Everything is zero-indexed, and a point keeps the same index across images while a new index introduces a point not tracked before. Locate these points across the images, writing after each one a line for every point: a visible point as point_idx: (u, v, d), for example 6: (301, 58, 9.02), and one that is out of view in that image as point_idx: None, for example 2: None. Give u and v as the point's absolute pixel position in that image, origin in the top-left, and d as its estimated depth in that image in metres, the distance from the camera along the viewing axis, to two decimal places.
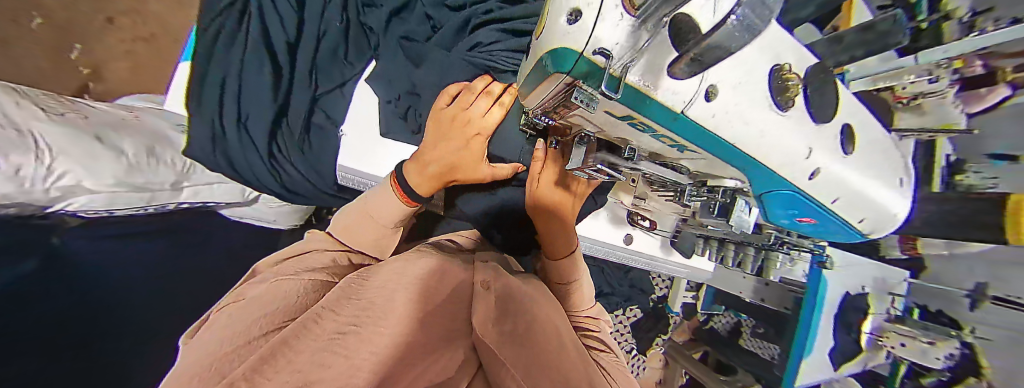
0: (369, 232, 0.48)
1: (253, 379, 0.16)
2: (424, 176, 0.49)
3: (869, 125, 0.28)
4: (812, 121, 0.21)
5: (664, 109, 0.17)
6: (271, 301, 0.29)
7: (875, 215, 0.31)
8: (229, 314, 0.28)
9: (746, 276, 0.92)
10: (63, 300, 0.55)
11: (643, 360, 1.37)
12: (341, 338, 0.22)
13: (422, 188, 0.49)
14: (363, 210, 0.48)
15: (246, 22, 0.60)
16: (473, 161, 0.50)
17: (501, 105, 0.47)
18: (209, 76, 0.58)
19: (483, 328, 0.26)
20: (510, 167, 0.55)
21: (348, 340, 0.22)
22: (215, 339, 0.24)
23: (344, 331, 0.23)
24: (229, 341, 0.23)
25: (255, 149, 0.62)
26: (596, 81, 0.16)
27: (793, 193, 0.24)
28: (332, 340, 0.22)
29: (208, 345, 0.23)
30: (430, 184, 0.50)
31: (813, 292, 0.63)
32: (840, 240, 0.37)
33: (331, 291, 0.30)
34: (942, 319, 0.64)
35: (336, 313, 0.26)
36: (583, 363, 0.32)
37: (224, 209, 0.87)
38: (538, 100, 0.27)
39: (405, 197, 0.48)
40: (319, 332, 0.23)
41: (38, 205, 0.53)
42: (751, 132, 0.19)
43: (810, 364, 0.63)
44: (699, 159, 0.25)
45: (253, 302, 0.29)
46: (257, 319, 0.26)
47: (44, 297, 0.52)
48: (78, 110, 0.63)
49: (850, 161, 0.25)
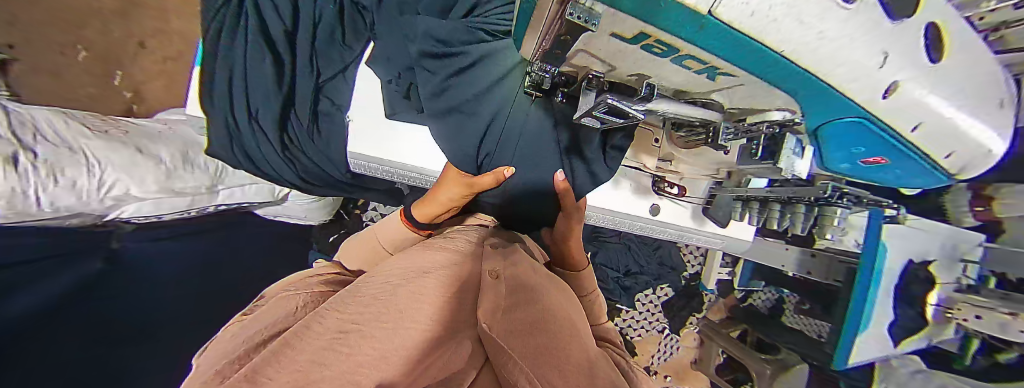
0: (364, 252, 0.50)
1: (252, 379, 0.15)
2: (424, 206, 0.52)
3: (964, 29, 0.22)
4: (892, 16, 0.17)
5: (685, 10, 0.14)
6: (274, 316, 0.28)
7: (969, 147, 0.26)
8: (233, 332, 0.27)
9: (789, 248, 0.85)
10: (131, 296, 0.59)
11: (676, 340, 1.32)
12: (342, 338, 0.20)
13: (420, 214, 0.52)
14: (369, 234, 0.52)
15: (244, 16, 0.61)
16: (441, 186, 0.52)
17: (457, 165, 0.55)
18: (218, 74, 0.61)
19: (489, 319, 0.24)
20: (491, 177, 0.50)
21: (349, 339, 0.20)
22: (230, 342, 0.24)
23: (345, 330, 0.21)
24: (241, 345, 0.22)
25: (268, 142, 0.65)
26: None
27: (855, 116, 0.21)
28: (333, 340, 0.20)
29: (215, 356, 0.22)
30: (426, 212, 0.52)
31: (870, 257, 0.64)
32: (919, 183, 0.31)
33: (335, 297, 0.30)
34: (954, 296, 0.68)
35: (340, 310, 0.25)
36: (600, 354, 0.29)
37: (258, 209, 0.92)
38: (537, 37, 0.25)
39: (406, 221, 0.52)
40: (322, 332, 0.22)
41: (97, 213, 0.58)
42: (806, 36, 0.15)
43: (866, 339, 0.66)
44: (736, 85, 0.23)
45: (253, 321, 0.28)
46: (261, 330, 0.25)
47: (110, 295, 0.56)
48: (120, 125, 0.68)
49: (939, 71, 0.21)
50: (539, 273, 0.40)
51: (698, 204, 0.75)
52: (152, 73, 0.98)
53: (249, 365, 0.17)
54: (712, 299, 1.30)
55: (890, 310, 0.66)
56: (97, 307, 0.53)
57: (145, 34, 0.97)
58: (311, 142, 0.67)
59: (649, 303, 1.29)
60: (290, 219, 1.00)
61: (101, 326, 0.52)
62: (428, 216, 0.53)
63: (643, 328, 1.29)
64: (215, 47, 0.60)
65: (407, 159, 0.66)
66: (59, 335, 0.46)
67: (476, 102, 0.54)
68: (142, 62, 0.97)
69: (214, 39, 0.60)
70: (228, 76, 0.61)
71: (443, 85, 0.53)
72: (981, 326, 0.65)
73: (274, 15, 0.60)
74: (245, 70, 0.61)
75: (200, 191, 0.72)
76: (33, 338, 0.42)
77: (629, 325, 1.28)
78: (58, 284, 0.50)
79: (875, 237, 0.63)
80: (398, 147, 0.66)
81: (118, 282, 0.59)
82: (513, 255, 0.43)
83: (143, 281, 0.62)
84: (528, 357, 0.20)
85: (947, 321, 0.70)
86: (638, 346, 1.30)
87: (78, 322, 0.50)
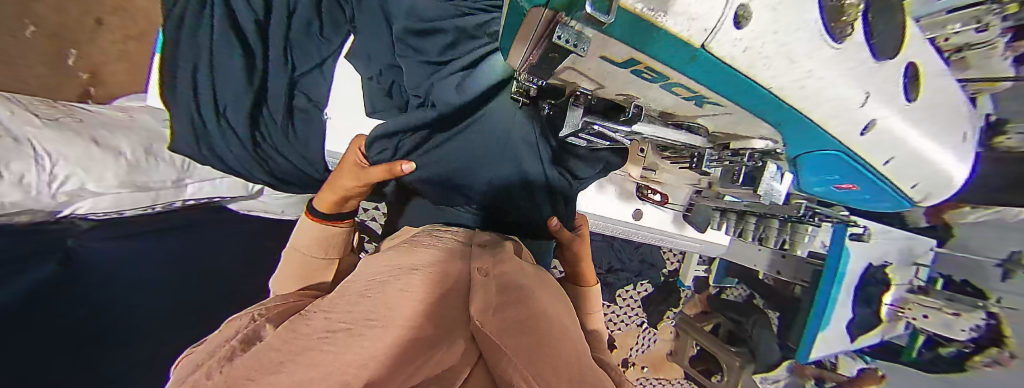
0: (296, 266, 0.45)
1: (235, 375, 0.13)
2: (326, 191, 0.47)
3: (934, 68, 0.24)
4: (870, 58, 0.18)
5: (676, 40, 0.14)
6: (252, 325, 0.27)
7: (931, 178, 0.27)
8: (204, 343, 0.25)
9: (762, 249, 0.89)
10: (93, 297, 0.55)
11: (654, 333, 1.37)
12: (330, 337, 0.19)
13: (322, 203, 0.46)
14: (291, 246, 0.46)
15: (207, 6, 0.56)
16: (345, 166, 0.49)
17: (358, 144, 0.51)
18: (180, 63, 0.56)
19: (481, 317, 0.24)
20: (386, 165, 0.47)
21: (337, 338, 0.19)
22: (201, 348, 0.23)
23: (333, 330, 0.20)
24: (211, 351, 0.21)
25: (238, 137, 0.61)
26: (582, 7, 0.13)
27: (834, 149, 0.22)
28: (321, 340, 0.19)
29: (184, 365, 0.20)
30: (327, 199, 0.46)
31: (833, 259, 0.69)
32: (886, 208, 0.33)
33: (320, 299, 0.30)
34: (909, 298, 0.74)
35: (327, 311, 0.25)
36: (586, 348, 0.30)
37: (232, 203, 0.88)
38: (524, 53, 0.24)
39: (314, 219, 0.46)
40: (310, 332, 0.21)
41: (47, 208, 0.53)
42: (793, 75, 0.16)
43: (827, 338, 0.71)
44: (722, 113, 0.23)
45: (228, 327, 0.27)
46: (227, 338, 0.24)
47: (73, 294, 0.52)
48: (72, 113, 0.62)
49: (911, 109, 0.22)
50: (528, 273, 0.40)
51: (679, 211, 0.77)
52: None
53: (228, 367, 0.15)
54: (687, 295, 1.35)
55: (848, 309, 0.71)
56: (63, 306, 0.50)
57: None
58: (286, 140, 0.64)
59: (629, 298, 1.32)
60: (265, 213, 0.96)
61: (64, 330, 0.48)
62: (331, 206, 0.47)
63: (623, 322, 1.33)
64: (173, 32, 0.55)
65: None
66: (34, 331, 0.44)
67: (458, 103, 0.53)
68: None
69: (172, 26, 0.54)
70: (192, 66, 0.57)
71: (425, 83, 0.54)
72: (928, 324, 0.72)
73: (243, 3, 0.56)
74: (212, 60, 0.57)
75: (166, 185, 0.67)
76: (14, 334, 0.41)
77: (610, 319, 1.31)
78: (25, 278, 0.47)
79: (841, 244, 0.68)
80: None
81: (81, 283, 0.55)
82: (500, 254, 0.43)
83: (103, 281, 0.58)
84: (521, 353, 0.20)
85: (896, 319, 0.77)
86: (618, 339, 1.34)
87: (52, 317, 0.47)
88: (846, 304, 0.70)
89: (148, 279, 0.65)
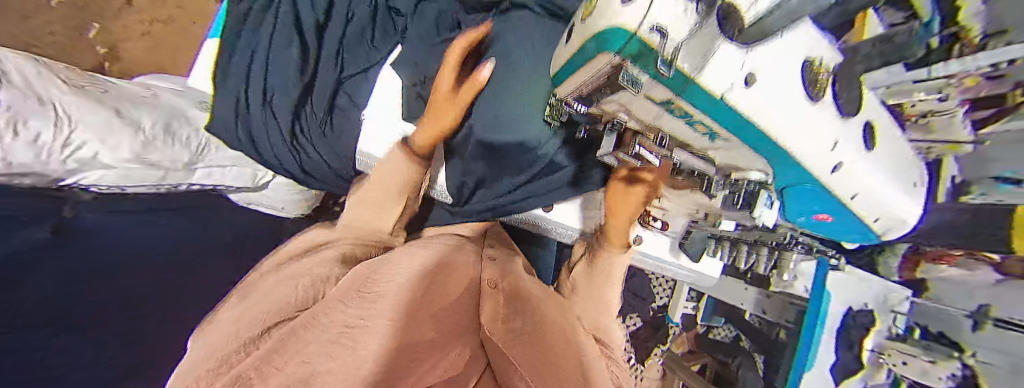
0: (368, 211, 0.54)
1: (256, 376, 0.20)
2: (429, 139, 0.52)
3: (890, 132, 0.30)
4: (838, 114, 0.23)
5: (701, 88, 0.18)
6: (265, 304, 0.32)
7: (890, 216, 0.32)
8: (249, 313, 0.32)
9: (748, 287, 0.94)
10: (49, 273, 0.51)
11: (641, 370, 1.33)
12: (349, 332, 0.26)
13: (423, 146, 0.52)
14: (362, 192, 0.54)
15: (274, 7, 0.64)
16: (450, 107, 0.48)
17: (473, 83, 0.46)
18: (238, 52, 0.62)
19: (490, 325, 0.31)
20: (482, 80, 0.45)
21: (355, 333, 0.26)
22: (248, 321, 0.30)
23: (352, 325, 0.27)
24: (254, 334, 0.28)
25: (277, 126, 0.64)
26: (643, 61, 0.18)
27: (812, 184, 0.27)
28: (341, 334, 0.26)
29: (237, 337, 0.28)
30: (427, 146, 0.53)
31: (814, 300, 0.73)
32: (857, 241, 0.38)
33: (347, 280, 0.33)
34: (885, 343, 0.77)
35: (348, 303, 0.30)
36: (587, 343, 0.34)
37: (233, 194, 0.88)
38: (575, 87, 0.29)
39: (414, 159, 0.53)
40: (329, 326, 0.27)
41: (54, 176, 0.53)
42: (790, 121, 0.21)
43: (813, 378, 0.73)
44: (727, 147, 0.28)
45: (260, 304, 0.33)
46: (279, 309, 0.32)
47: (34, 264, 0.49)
48: (100, 84, 0.64)
49: (872, 156, 0.27)
50: (536, 285, 0.42)
51: (676, 238, 0.82)
52: (134, 35, 0.95)
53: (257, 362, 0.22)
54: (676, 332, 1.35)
55: (828, 352, 0.74)
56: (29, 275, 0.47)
57: None
58: (322, 137, 0.66)
59: None
60: (267, 209, 0.96)
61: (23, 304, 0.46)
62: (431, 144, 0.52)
63: None
64: (238, 27, 0.63)
65: None
66: None
67: (496, 124, 0.49)
68: (127, 22, 0.94)
69: (239, 27, 0.63)
70: (249, 54, 0.62)
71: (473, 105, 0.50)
72: (908, 371, 0.73)
73: (309, 7, 0.64)
74: (268, 52, 0.62)
75: (176, 167, 0.68)
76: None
77: None
78: None
79: (821, 283, 0.72)
80: None
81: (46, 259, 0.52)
82: (512, 268, 0.45)
83: (66, 258, 0.55)
84: (521, 357, 0.26)
85: (879, 366, 0.79)
86: None
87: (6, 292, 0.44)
88: (826, 344, 0.73)
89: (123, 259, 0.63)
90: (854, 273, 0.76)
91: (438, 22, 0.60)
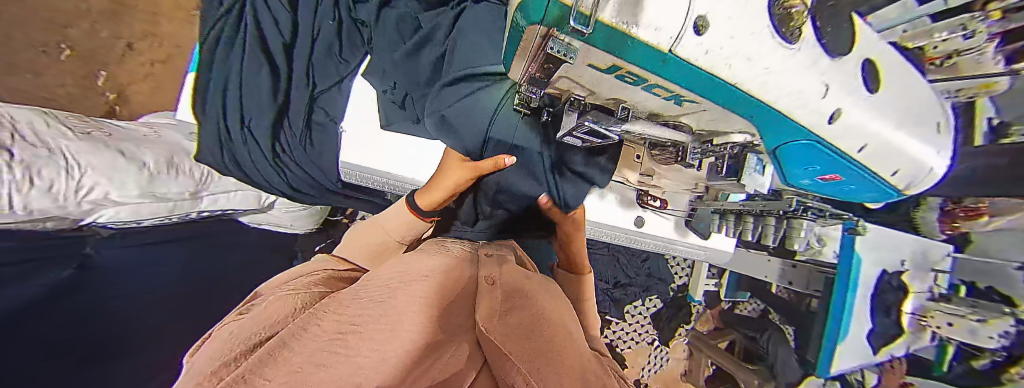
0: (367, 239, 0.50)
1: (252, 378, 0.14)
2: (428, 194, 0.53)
3: (895, 65, 0.27)
4: (824, 55, 0.21)
5: (648, 49, 0.17)
6: (264, 317, 0.27)
7: (911, 165, 0.29)
8: (229, 329, 0.26)
9: (771, 259, 0.88)
10: (87, 313, 0.53)
11: (665, 351, 1.32)
12: (341, 339, 0.20)
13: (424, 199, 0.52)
14: (374, 222, 0.52)
15: (241, 31, 0.63)
16: (446, 167, 0.54)
17: (473, 167, 0.52)
18: (212, 82, 0.63)
19: (486, 323, 0.23)
20: (490, 163, 0.52)
21: (348, 340, 0.20)
22: (222, 341, 0.23)
23: (344, 332, 0.21)
24: (229, 347, 0.21)
25: (258, 148, 0.65)
26: (567, 25, 0.16)
27: (808, 140, 0.24)
28: (333, 341, 0.20)
29: (197, 362, 0.20)
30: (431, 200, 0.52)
31: (845, 267, 0.68)
32: (877, 199, 0.35)
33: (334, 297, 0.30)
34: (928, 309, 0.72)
35: (337, 314, 0.25)
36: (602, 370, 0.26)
37: (243, 217, 0.91)
38: (524, 65, 0.27)
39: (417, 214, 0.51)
40: (319, 334, 0.21)
41: (74, 218, 0.56)
42: (757, 70, 0.19)
43: (846, 349, 0.69)
44: (699, 110, 0.26)
45: (248, 319, 0.27)
46: (265, 325, 0.25)
47: (69, 306, 0.51)
48: (104, 128, 0.65)
49: (875, 99, 0.24)
50: (533, 281, 0.38)
51: (681, 216, 0.78)
52: (138, 76, 0.97)
53: (242, 366, 0.16)
54: (699, 310, 1.30)
55: (863, 320, 0.69)
56: (65, 319, 0.49)
57: (134, 36, 0.96)
58: (303, 151, 0.68)
59: (638, 314, 1.28)
60: (275, 227, 0.99)
61: (71, 342, 0.49)
62: (433, 202, 0.52)
63: (633, 340, 1.28)
64: (212, 57, 0.62)
65: (394, 169, 0.67)
66: (32, 337, 0.43)
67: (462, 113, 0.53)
68: (130, 66, 0.96)
69: (211, 51, 0.62)
70: (224, 82, 0.63)
71: (446, 97, 0.54)
72: (954, 332, 0.69)
73: (273, 28, 0.63)
74: (241, 77, 0.63)
75: (183, 197, 0.70)
76: (25, 332, 0.43)
77: (619, 337, 1.26)
78: (33, 288, 0.48)
79: (850, 249, 0.67)
80: (394, 156, 0.68)
81: (88, 294, 0.55)
82: (508, 263, 0.40)
83: (106, 293, 0.58)
84: (526, 360, 0.19)
85: (922, 329, 0.74)
86: (629, 358, 1.29)
87: (49, 338, 0.46)
88: (861, 312, 0.68)
89: (149, 289, 0.65)
90: (884, 233, 0.69)
91: (400, 30, 0.60)
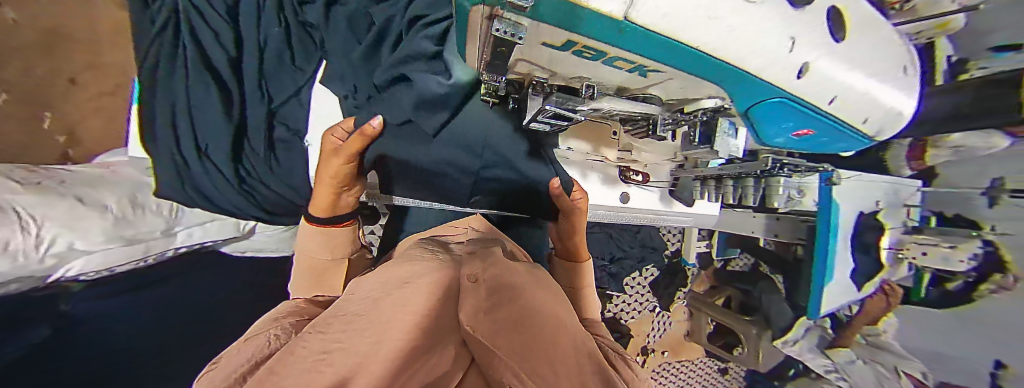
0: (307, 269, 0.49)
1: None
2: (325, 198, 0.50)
3: (860, 10, 0.27)
4: (788, 8, 0.20)
5: (602, 17, 0.16)
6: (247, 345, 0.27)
7: (879, 113, 0.30)
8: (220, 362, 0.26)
9: (756, 215, 0.89)
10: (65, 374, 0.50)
11: (667, 315, 1.37)
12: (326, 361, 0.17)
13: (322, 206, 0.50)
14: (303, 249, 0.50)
15: (182, 49, 0.59)
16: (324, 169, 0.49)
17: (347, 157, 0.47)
18: (157, 109, 0.58)
19: (471, 320, 0.20)
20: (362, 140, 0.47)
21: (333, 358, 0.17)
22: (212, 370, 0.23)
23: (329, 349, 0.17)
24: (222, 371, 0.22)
25: (222, 174, 0.62)
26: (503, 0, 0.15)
27: (779, 96, 0.24)
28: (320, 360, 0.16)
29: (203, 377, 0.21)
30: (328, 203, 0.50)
31: (824, 213, 0.71)
32: (846, 150, 0.36)
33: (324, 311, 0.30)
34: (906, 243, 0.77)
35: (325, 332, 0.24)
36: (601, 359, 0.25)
37: (224, 246, 0.87)
38: (478, 50, 0.25)
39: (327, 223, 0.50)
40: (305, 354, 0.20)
41: (39, 275, 0.51)
42: (718, 29, 0.18)
43: (832, 292, 0.73)
44: (667, 79, 0.26)
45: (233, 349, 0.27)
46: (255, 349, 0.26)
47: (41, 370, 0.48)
48: (48, 170, 0.59)
49: (841, 49, 0.24)
50: (521, 274, 0.38)
51: (666, 188, 0.79)
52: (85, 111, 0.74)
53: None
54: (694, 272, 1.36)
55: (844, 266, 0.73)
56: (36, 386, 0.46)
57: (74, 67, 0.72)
58: (270, 172, 0.66)
59: (637, 285, 1.33)
60: (264, 252, 0.95)
61: None
62: (328, 207, 0.50)
63: (636, 310, 1.33)
64: (151, 81, 0.57)
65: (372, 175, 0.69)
66: None
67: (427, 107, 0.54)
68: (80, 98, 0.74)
69: (146, 76, 0.57)
70: (170, 106, 0.59)
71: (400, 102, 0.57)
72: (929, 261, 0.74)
73: (214, 43, 0.58)
74: (189, 101, 0.59)
75: (155, 235, 0.66)
76: None
77: (622, 308, 1.31)
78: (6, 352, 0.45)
79: (826, 198, 0.70)
80: None
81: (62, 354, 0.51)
82: (490, 257, 0.39)
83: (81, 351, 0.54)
84: (513, 352, 0.18)
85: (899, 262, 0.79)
86: (633, 327, 1.33)
87: None
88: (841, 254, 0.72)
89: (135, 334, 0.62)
90: (860, 178, 0.72)
91: (353, 34, 0.58)
